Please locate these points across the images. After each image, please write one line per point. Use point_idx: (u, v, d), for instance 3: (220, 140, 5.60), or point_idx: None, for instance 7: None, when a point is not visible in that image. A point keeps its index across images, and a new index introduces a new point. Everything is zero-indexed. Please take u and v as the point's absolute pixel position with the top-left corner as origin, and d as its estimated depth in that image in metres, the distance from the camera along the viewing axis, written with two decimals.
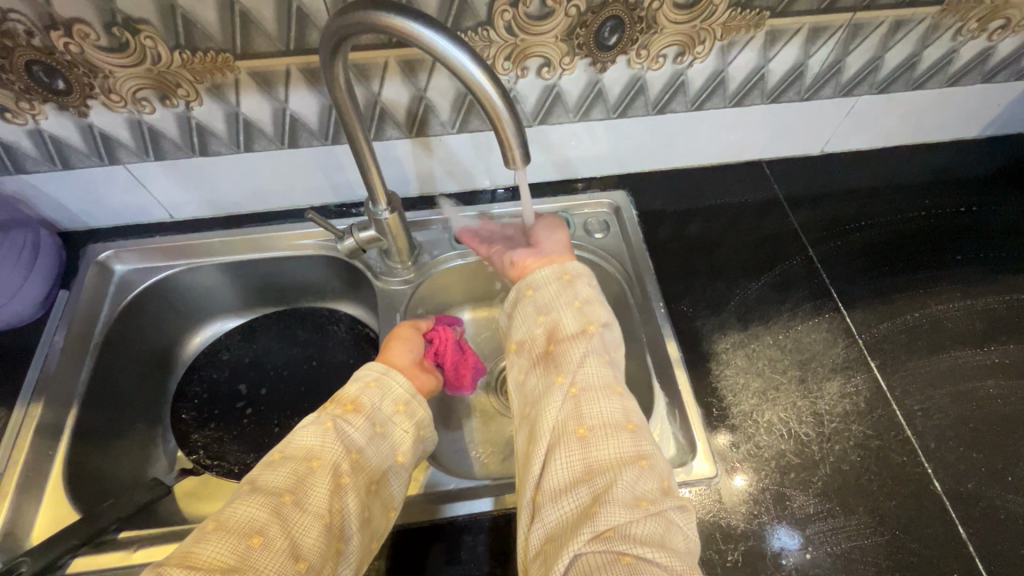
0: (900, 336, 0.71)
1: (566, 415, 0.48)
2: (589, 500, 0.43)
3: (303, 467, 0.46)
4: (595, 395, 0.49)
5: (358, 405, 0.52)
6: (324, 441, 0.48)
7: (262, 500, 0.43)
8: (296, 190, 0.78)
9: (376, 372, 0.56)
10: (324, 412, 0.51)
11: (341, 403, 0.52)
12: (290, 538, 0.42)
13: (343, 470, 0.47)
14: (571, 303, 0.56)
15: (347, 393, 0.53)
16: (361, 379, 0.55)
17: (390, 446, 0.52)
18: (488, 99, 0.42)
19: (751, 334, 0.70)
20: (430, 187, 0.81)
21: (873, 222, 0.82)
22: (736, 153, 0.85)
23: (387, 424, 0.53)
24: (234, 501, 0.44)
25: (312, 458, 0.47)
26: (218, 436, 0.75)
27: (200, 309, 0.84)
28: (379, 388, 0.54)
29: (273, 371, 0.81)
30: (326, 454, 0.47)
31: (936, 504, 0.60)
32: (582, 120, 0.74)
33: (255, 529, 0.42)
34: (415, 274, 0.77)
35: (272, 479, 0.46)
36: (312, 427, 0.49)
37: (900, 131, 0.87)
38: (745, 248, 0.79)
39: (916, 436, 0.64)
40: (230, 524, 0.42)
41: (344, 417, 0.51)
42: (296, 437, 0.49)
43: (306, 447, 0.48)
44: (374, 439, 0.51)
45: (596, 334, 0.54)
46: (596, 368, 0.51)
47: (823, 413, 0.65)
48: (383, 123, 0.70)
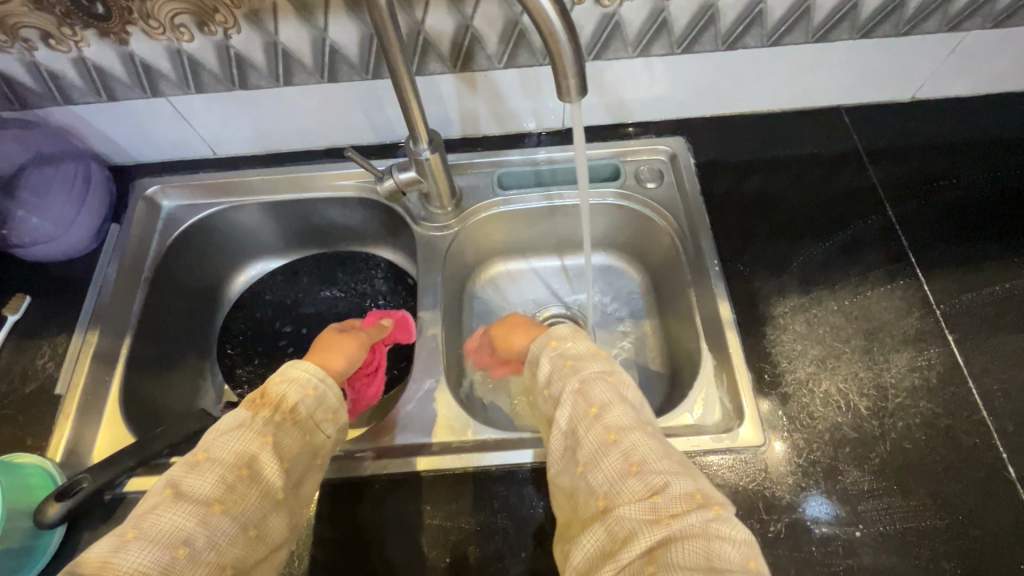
0: (985, 307, 0.64)
1: (569, 482, 0.46)
2: (609, 539, 0.41)
3: (232, 475, 0.44)
4: (593, 462, 0.45)
5: (295, 414, 0.50)
6: (260, 452, 0.46)
7: (191, 506, 0.41)
8: (336, 128, 0.75)
9: (315, 377, 0.53)
10: (260, 418, 0.48)
11: (278, 407, 0.50)
12: (215, 550, 0.41)
13: (274, 482, 0.46)
14: (562, 366, 0.51)
15: (285, 396, 0.50)
16: (299, 384, 0.51)
17: (314, 455, 0.51)
18: (543, 18, 0.37)
19: (813, 298, 0.65)
20: (473, 129, 0.77)
21: (966, 181, 0.73)
22: (812, 97, 0.76)
23: (316, 432, 0.51)
24: (156, 508, 0.41)
25: (241, 466, 0.45)
26: (262, 372, 0.77)
27: (244, 248, 0.84)
28: (317, 395, 0.52)
29: (315, 312, 0.82)
30: (258, 463, 0.46)
31: (1006, 491, 0.55)
32: (642, 56, 0.67)
33: (179, 541, 0.40)
34: (455, 220, 0.74)
35: (200, 486, 0.43)
36: (243, 435, 0.46)
37: (1011, 75, 0.75)
38: (814, 204, 0.72)
39: (991, 418, 0.58)
40: (152, 533, 0.40)
41: (283, 428, 0.49)
42: (224, 437, 0.46)
43: (234, 452, 0.45)
44: (302, 450, 0.49)
45: (581, 393, 0.48)
46: (594, 430, 0.46)
47: (887, 386, 0.60)
48: (426, 55, 0.65)
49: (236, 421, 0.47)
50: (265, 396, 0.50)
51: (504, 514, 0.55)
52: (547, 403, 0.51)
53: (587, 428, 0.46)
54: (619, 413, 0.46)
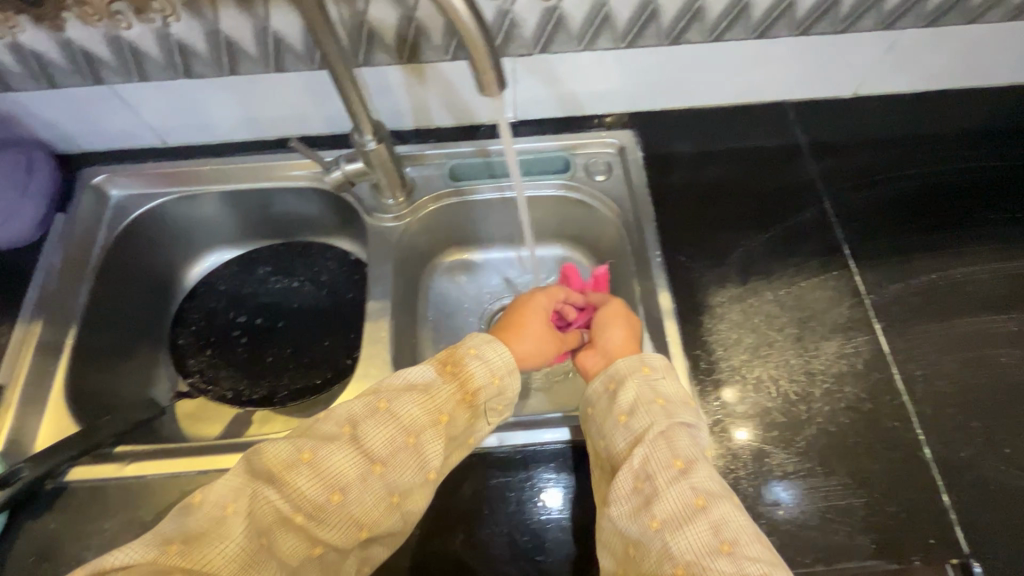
0: (914, 297, 0.66)
1: (638, 535, 0.45)
2: None
3: (400, 439, 0.50)
4: (676, 528, 0.43)
5: (474, 398, 0.55)
6: (427, 428, 0.52)
7: (358, 460, 0.48)
8: (287, 119, 0.75)
9: (504, 367, 0.56)
10: (444, 390, 0.54)
11: (462, 386, 0.55)
12: (360, 504, 0.48)
13: (431, 460, 0.51)
14: (652, 401, 0.51)
15: (474, 377, 0.55)
16: (489, 369, 0.56)
17: (472, 437, 0.56)
18: (456, 15, 0.38)
19: (750, 288, 0.67)
20: (426, 120, 0.77)
21: (903, 175, 0.75)
22: (759, 92, 0.78)
23: (480, 419, 0.56)
24: (332, 443, 0.49)
25: (410, 435, 0.51)
26: (213, 362, 0.77)
27: (199, 238, 0.84)
28: (499, 385, 0.56)
29: (270, 302, 0.83)
30: (423, 438, 0.51)
31: (922, 471, 0.57)
32: (587, 49, 0.68)
33: (337, 486, 0.48)
34: (407, 211, 0.75)
35: (372, 437, 0.50)
36: (418, 399, 0.52)
37: (948, 73, 0.78)
38: (757, 197, 0.74)
39: (912, 403, 0.61)
40: (320, 468, 0.48)
41: (456, 409, 0.54)
42: (410, 399, 0.52)
43: (410, 419, 0.51)
44: (465, 428, 0.55)
45: (665, 437, 0.48)
46: (687, 482, 0.46)
47: (815, 372, 0.62)
48: (372, 46, 0.66)
49: (424, 382, 0.54)
50: (456, 366, 0.55)
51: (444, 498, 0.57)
52: (623, 443, 0.50)
53: (672, 482, 0.46)
54: (704, 472, 0.47)
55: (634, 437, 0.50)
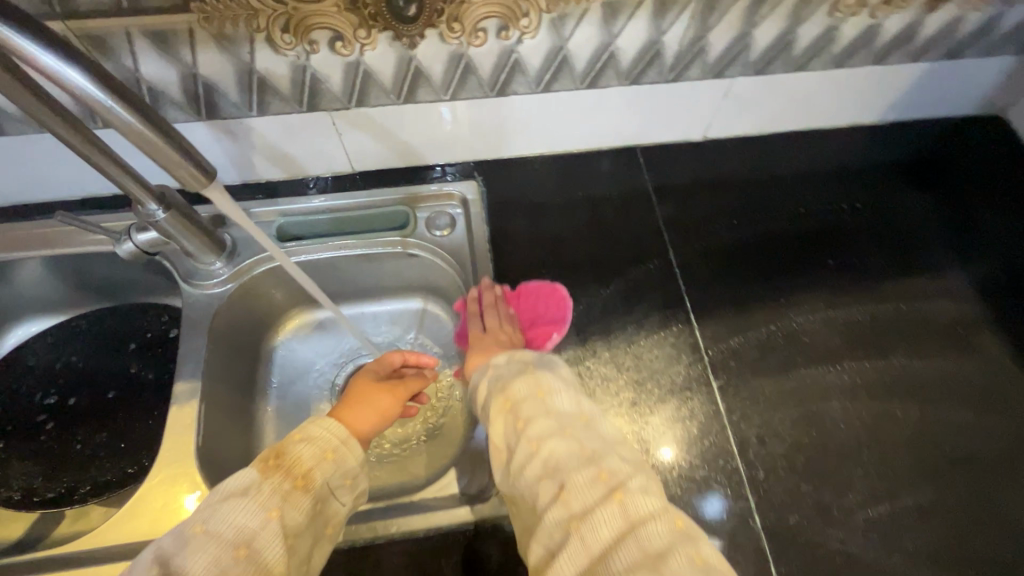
0: (752, 349, 0.65)
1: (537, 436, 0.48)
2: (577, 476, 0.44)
3: (227, 556, 0.44)
4: (534, 493, 0.45)
5: (310, 479, 0.51)
6: (261, 529, 0.46)
7: None
8: (84, 178, 0.68)
9: (336, 439, 0.55)
10: (270, 484, 0.49)
11: (291, 472, 0.51)
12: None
13: (274, 563, 0.46)
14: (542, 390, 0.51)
15: (301, 459, 0.52)
16: (317, 447, 0.53)
17: (324, 523, 0.52)
18: None
19: (587, 349, 0.64)
20: (253, 175, 0.71)
21: (746, 219, 0.75)
22: (605, 138, 0.76)
23: (329, 499, 0.52)
24: None
25: (239, 544, 0.45)
26: (7, 456, 0.67)
27: (7, 309, 0.76)
28: (334, 461, 0.53)
29: (84, 380, 0.74)
30: (259, 542, 0.45)
31: (751, 542, 0.55)
32: (407, 102, 0.64)
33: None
34: (230, 275, 0.68)
35: (190, 565, 0.43)
36: (244, 503, 0.47)
37: (788, 115, 0.78)
38: (600, 246, 0.72)
39: (745, 466, 0.59)
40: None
41: (293, 496, 0.49)
42: (226, 507, 0.46)
43: (236, 526, 0.45)
44: (311, 519, 0.50)
45: (513, 410, 0.50)
46: (563, 446, 0.47)
47: (649, 439, 0.59)
48: (158, 104, 0.59)
49: (243, 486, 0.48)
50: (280, 457, 0.51)
51: None
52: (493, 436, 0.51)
53: (527, 464, 0.47)
54: (546, 423, 0.48)
55: (509, 422, 0.50)
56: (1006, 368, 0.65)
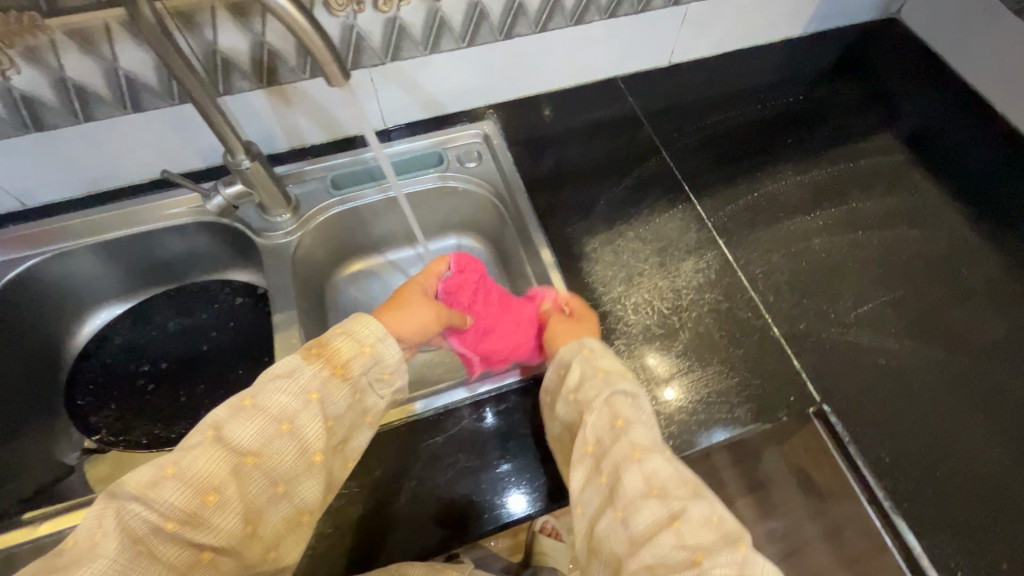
0: (743, 213, 0.80)
1: (600, 433, 0.51)
2: (638, 473, 0.47)
3: (271, 429, 0.47)
4: (634, 504, 0.46)
5: (347, 369, 0.51)
6: (302, 409, 0.48)
7: (224, 456, 0.45)
8: (154, 157, 0.75)
9: (375, 335, 0.53)
10: (310, 370, 0.50)
11: (331, 360, 0.51)
12: (242, 498, 0.46)
13: (312, 442, 0.49)
14: (595, 375, 0.55)
15: (340, 350, 0.51)
16: (355, 339, 0.52)
17: (360, 413, 0.53)
18: (287, 16, 0.44)
19: (616, 232, 0.77)
20: (299, 140, 0.81)
21: (717, 122, 0.91)
22: (591, 72, 0.91)
23: (365, 392, 0.53)
24: (195, 449, 0.45)
25: (283, 422, 0.47)
26: (120, 414, 0.74)
27: (83, 298, 0.81)
28: (371, 355, 0.53)
29: (172, 345, 0.81)
30: (300, 420, 0.48)
31: (775, 345, 0.70)
32: (433, 52, 0.76)
33: (211, 487, 0.44)
34: (297, 225, 0.78)
35: (242, 433, 0.46)
36: (286, 383, 0.48)
37: (733, 36, 0.95)
38: (606, 157, 0.86)
39: (757, 295, 0.73)
40: (186, 476, 0.44)
41: (331, 383, 0.50)
42: (272, 385, 0.48)
43: (280, 405, 0.48)
44: (350, 406, 0.52)
45: (608, 406, 0.52)
46: (659, 460, 0.48)
47: (680, 288, 0.73)
48: (230, 75, 0.69)
49: (288, 368, 0.49)
50: (322, 347, 0.51)
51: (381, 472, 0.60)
52: (575, 416, 0.54)
53: (625, 469, 0.48)
54: (639, 431, 0.50)
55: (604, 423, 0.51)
56: (935, 196, 0.83)
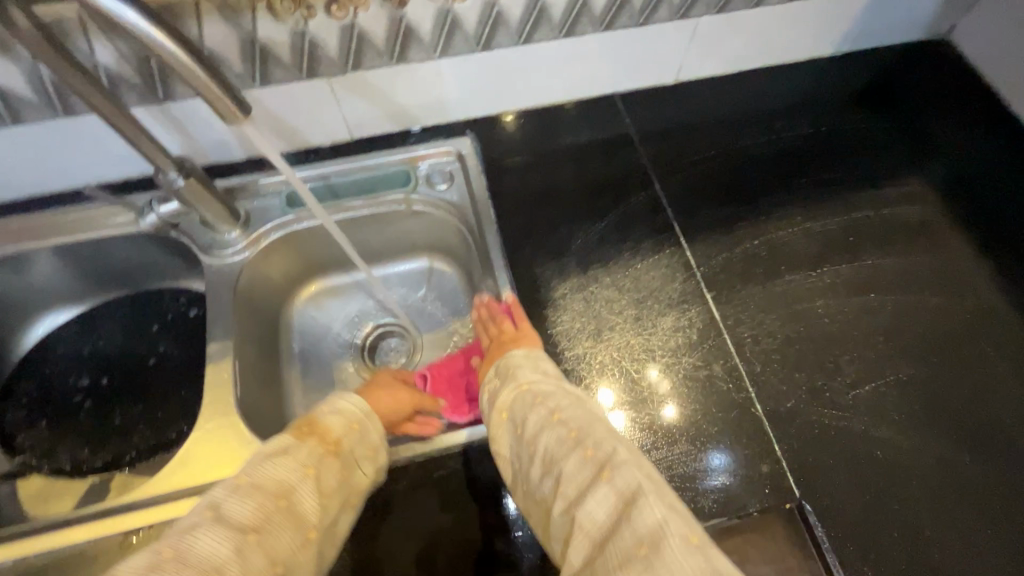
0: (738, 263, 0.71)
1: (535, 423, 0.48)
2: (574, 450, 0.43)
3: (270, 503, 0.44)
4: (573, 480, 0.42)
5: (339, 446, 0.51)
6: (299, 484, 0.46)
7: (227, 533, 0.40)
8: (101, 161, 0.71)
9: (360, 414, 0.55)
10: (305, 448, 0.49)
11: (323, 438, 0.51)
12: None
13: (308, 516, 0.46)
14: (518, 389, 0.51)
15: (332, 428, 0.52)
16: (345, 418, 0.54)
17: (349, 492, 0.51)
18: (163, 52, 0.38)
19: (590, 276, 0.69)
20: (256, 150, 0.75)
21: (723, 152, 0.81)
22: (586, 88, 0.81)
23: (355, 469, 0.52)
24: (196, 528, 0.40)
25: (280, 496, 0.45)
26: (50, 433, 0.71)
27: (26, 305, 0.77)
28: (360, 431, 0.53)
29: (112, 360, 0.77)
30: (296, 494, 0.46)
31: (755, 425, 0.61)
32: (400, 63, 0.68)
33: (212, 569, 0.38)
34: (247, 243, 0.72)
35: (240, 511, 0.42)
36: (285, 460, 0.47)
37: (752, 53, 0.84)
38: (592, 187, 0.77)
39: (743, 363, 0.65)
40: (190, 558, 0.38)
41: (326, 460, 0.49)
42: (267, 462, 0.47)
43: (276, 479, 0.46)
44: (341, 485, 0.50)
45: (539, 398, 0.49)
46: (553, 434, 0.46)
47: (654, 348, 0.65)
48: (169, 81, 0.62)
49: (280, 446, 0.48)
50: (312, 425, 0.52)
51: None
52: (510, 421, 0.50)
53: (532, 464, 0.46)
54: (575, 411, 0.47)
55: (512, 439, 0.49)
56: (966, 257, 0.72)
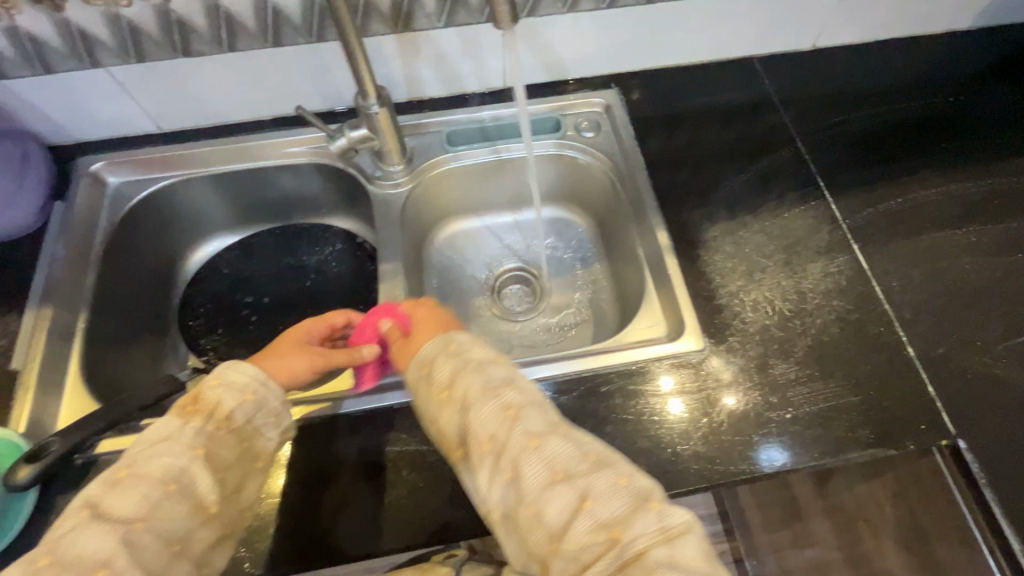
0: (883, 218, 0.73)
1: (561, 454, 0.44)
2: (636, 504, 0.42)
3: (157, 492, 0.43)
4: (629, 523, 0.41)
5: (232, 420, 0.49)
6: (190, 466, 0.46)
7: (108, 530, 0.41)
8: (282, 95, 0.76)
9: (255, 381, 0.51)
10: (190, 429, 0.47)
11: (212, 414, 0.49)
12: (136, 571, 0.41)
13: (207, 496, 0.46)
14: (531, 406, 0.47)
15: (221, 403, 0.49)
16: (235, 389, 0.50)
17: (252, 459, 0.50)
18: None
19: (738, 222, 0.72)
20: (419, 92, 0.80)
21: (860, 117, 0.83)
22: (725, 50, 0.85)
23: (255, 436, 0.51)
24: (72, 529, 0.41)
25: (170, 481, 0.44)
26: (226, 340, 0.77)
27: (198, 226, 0.84)
28: (255, 401, 0.51)
29: (271, 281, 0.83)
30: (186, 479, 0.45)
31: (908, 367, 0.63)
32: (571, 12, 0.74)
33: (100, 562, 0.40)
34: (409, 178, 0.77)
35: (121, 506, 0.43)
36: (167, 446, 0.46)
37: (890, 23, 0.86)
38: (733, 142, 0.80)
39: (893, 309, 0.67)
40: (65, 560, 0.39)
41: (219, 434, 0.48)
42: (152, 451, 0.46)
43: (162, 466, 0.45)
44: (240, 456, 0.49)
45: (566, 431, 0.46)
46: (534, 470, 0.44)
47: (806, 291, 0.67)
48: (368, 16, 0.69)
49: (166, 432, 0.47)
50: (199, 402, 0.49)
51: None
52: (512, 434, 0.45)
53: (548, 494, 0.43)
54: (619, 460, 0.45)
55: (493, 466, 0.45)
56: None
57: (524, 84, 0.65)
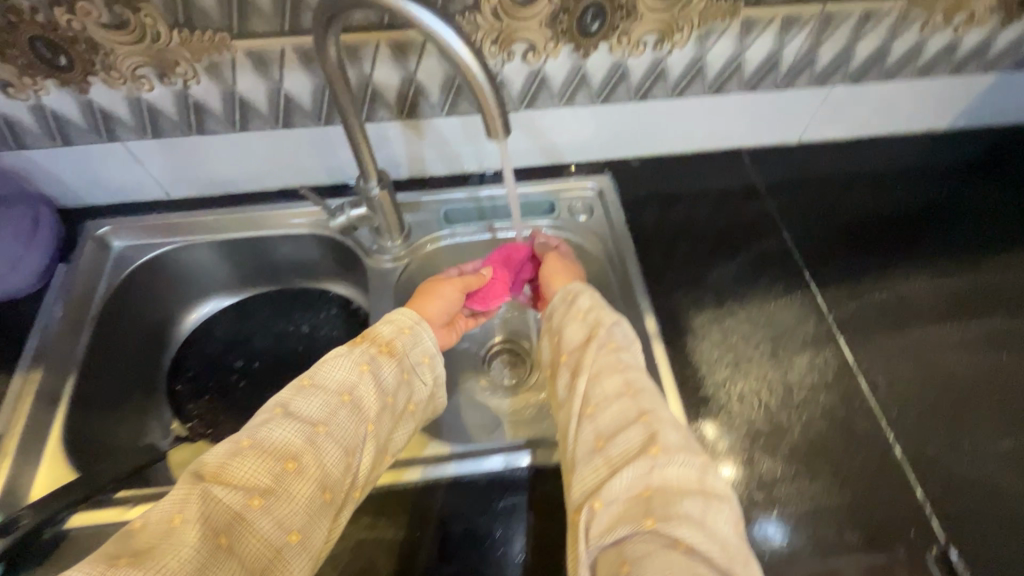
0: (868, 312, 0.74)
1: (645, 386, 0.53)
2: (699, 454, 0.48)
3: (334, 399, 0.51)
4: (674, 450, 0.47)
5: (392, 349, 0.58)
6: (359, 382, 0.53)
7: (297, 428, 0.48)
8: (289, 169, 0.79)
9: (410, 321, 0.62)
10: (359, 350, 0.56)
11: (375, 342, 0.58)
12: (317, 468, 0.47)
13: (369, 415, 0.53)
14: (633, 349, 0.58)
15: (381, 334, 0.59)
16: (396, 326, 0.61)
17: (406, 399, 0.58)
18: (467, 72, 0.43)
19: (725, 310, 0.73)
20: (420, 170, 0.84)
21: (845, 209, 0.85)
22: (715, 141, 0.89)
23: (412, 373, 0.59)
24: (268, 423, 0.48)
25: (343, 393, 0.52)
26: (212, 407, 0.77)
27: (197, 286, 0.85)
28: (411, 335, 0.61)
29: (263, 345, 0.84)
30: (356, 391, 0.53)
31: (895, 468, 0.63)
32: (567, 105, 0.76)
33: (289, 457, 0.47)
34: (406, 251, 0.79)
35: (306, 408, 0.50)
36: (342, 360, 0.54)
37: (873, 122, 0.90)
38: (722, 228, 0.82)
39: (879, 406, 0.67)
40: (263, 445, 0.47)
41: (379, 358, 0.56)
42: (327, 367, 0.53)
43: (338, 381, 0.53)
44: (400, 385, 0.57)
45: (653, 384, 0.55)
46: (614, 383, 0.54)
47: (791, 384, 0.68)
48: (374, 105, 0.72)
49: (337, 354, 0.55)
50: (364, 335, 0.58)
51: (454, 522, 0.58)
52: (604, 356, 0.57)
53: (619, 403, 0.52)
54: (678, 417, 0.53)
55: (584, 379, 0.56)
56: None
57: (512, 168, 0.61)
